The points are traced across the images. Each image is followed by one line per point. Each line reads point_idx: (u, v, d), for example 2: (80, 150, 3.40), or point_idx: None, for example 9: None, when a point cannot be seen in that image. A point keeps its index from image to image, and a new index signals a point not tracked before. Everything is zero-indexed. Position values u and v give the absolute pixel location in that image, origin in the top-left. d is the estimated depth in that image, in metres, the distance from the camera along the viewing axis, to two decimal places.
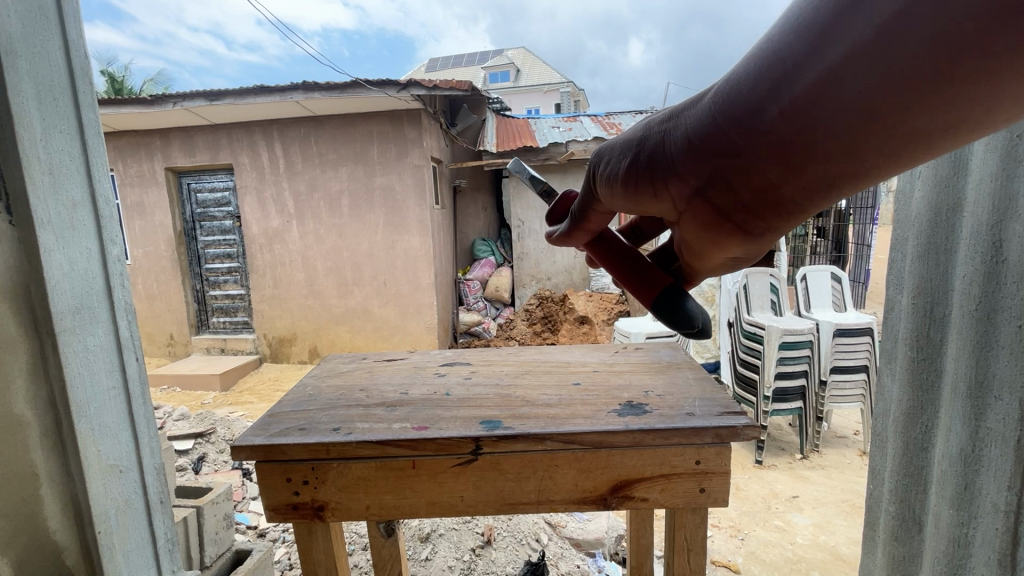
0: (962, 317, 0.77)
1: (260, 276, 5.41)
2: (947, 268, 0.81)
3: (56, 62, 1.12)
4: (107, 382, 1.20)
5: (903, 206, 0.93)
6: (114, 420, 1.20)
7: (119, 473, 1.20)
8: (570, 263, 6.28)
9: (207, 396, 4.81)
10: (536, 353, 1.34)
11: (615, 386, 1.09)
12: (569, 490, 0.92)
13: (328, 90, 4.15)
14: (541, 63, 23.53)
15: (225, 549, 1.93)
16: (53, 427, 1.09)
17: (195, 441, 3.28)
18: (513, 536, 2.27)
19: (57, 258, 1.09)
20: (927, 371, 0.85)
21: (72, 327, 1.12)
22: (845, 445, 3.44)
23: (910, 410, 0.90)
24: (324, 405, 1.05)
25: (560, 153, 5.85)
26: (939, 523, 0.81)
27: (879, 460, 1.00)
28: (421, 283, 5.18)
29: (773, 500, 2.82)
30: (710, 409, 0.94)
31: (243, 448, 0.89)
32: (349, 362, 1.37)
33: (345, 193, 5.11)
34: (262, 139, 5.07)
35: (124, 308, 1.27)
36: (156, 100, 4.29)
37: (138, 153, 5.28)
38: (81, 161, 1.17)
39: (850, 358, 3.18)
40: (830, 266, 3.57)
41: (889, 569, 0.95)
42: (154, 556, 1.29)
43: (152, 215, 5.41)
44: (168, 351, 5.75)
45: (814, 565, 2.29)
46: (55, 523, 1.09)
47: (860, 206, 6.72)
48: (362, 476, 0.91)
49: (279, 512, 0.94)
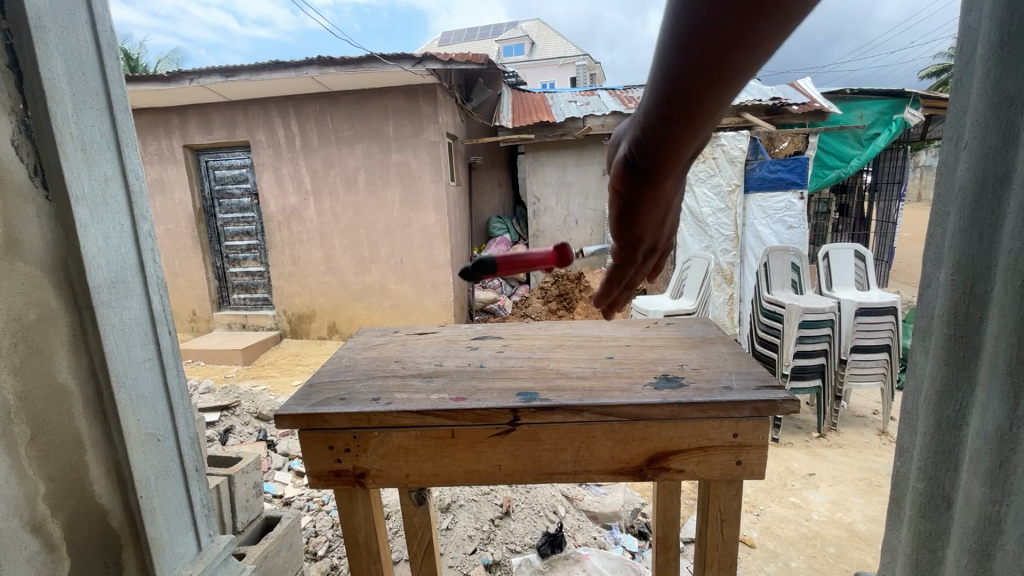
0: (1005, 290, 0.65)
1: (279, 253, 5.48)
2: (992, 236, 0.68)
3: (83, 36, 1.12)
4: (142, 353, 1.23)
5: (946, 173, 0.76)
6: (149, 391, 1.24)
7: (157, 441, 1.25)
8: (587, 241, 6.23)
9: (230, 371, 4.94)
10: (564, 328, 1.34)
11: (649, 360, 1.09)
12: (606, 460, 0.93)
13: (343, 65, 4.11)
14: (556, 35, 22.91)
15: (256, 516, 2.00)
16: (94, 397, 1.13)
17: (220, 413, 3.38)
18: (531, 508, 2.32)
19: (93, 233, 1.12)
20: (962, 346, 0.74)
21: (108, 301, 1.15)
22: (863, 424, 3.42)
23: (941, 386, 0.79)
24: (362, 375, 1.07)
25: (577, 128, 5.75)
26: (968, 499, 0.73)
27: (908, 435, 0.90)
28: (437, 261, 5.20)
29: (789, 476, 2.83)
30: (747, 383, 0.94)
31: (286, 417, 0.92)
32: (380, 335, 1.38)
33: (361, 169, 5.10)
34: (279, 116, 5.07)
35: (156, 283, 1.30)
36: (173, 76, 4.29)
37: (156, 130, 5.31)
38: (111, 136, 1.18)
39: (873, 338, 3.13)
40: (854, 244, 3.43)
41: (912, 549, 0.85)
42: (192, 519, 1.34)
43: (173, 192, 5.47)
44: (192, 326, 5.88)
45: (830, 541, 2.31)
46: (101, 487, 1.14)
47: (885, 182, 6.55)
48: (403, 444, 0.93)
49: (322, 478, 0.97)
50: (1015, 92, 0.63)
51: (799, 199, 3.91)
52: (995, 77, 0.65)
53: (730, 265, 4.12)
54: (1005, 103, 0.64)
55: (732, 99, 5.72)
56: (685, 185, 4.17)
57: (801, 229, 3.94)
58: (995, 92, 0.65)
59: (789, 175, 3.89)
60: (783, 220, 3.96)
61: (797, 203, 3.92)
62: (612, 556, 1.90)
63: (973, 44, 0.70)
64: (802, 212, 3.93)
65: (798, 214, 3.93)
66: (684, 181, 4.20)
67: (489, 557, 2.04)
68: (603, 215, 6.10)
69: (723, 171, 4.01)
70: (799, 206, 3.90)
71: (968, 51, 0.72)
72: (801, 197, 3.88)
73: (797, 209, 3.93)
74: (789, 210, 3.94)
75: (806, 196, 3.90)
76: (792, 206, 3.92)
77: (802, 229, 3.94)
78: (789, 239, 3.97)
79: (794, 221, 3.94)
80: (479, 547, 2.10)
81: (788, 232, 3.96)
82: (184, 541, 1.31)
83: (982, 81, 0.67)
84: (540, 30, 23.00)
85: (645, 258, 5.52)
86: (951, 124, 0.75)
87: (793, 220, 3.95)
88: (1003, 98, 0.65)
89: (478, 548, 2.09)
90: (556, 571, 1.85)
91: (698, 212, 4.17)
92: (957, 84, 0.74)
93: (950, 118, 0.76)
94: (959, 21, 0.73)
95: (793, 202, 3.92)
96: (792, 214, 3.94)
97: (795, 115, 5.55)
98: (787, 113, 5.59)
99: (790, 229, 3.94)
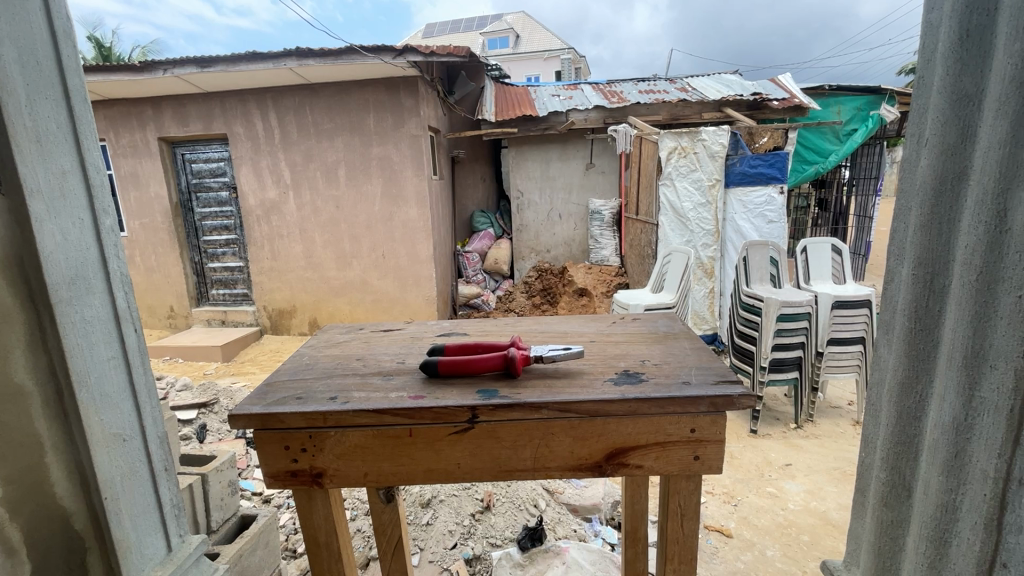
0: (959, 281, 0.62)
1: (259, 248, 5.39)
2: (951, 231, 0.66)
3: (35, 22, 1.02)
4: (105, 353, 1.12)
5: (907, 171, 0.74)
6: (115, 390, 1.13)
7: (123, 441, 1.14)
8: (570, 235, 6.25)
9: (209, 368, 4.85)
10: (532, 323, 1.35)
11: (612, 356, 1.11)
12: (565, 457, 0.94)
13: (322, 57, 4.04)
14: (542, 28, 22.80)
15: (231, 514, 1.98)
16: (54, 397, 1.03)
17: (197, 411, 3.31)
18: (512, 502, 2.31)
19: (49, 229, 1.01)
20: (925, 340, 0.70)
21: (68, 298, 1.04)
22: (838, 415, 3.50)
23: (902, 376, 0.74)
24: (322, 374, 1.07)
25: (560, 122, 5.75)
26: (923, 490, 0.69)
27: (871, 426, 0.86)
28: (420, 255, 5.16)
29: (766, 467, 2.88)
30: (706, 378, 0.96)
31: (241, 416, 0.91)
32: (346, 332, 1.37)
33: (342, 163, 5.04)
34: (256, 108, 4.97)
35: (120, 279, 1.18)
36: (146, 67, 4.17)
37: (129, 122, 5.17)
38: (69, 129, 1.08)
39: (847, 330, 3.19)
40: (830, 238, 3.50)
41: (875, 540, 0.81)
42: (162, 520, 1.23)
43: (147, 186, 5.34)
44: (169, 323, 5.77)
45: (804, 529, 2.35)
46: (62, 489, 1.04)
47: (862, 177, 6.68)
48: (360, 444, 0.92)
49: (278, 479, 0.95)
50: (974, 89, 0.62)
51: (778, 193, 3.98)
52: (953, 73, 0.63)
53: (710, 259, 4.17)
54: (963, 100, 0.62)
55: (713, 94, 5.76)
56: (667, 180, 4.20)
57: (780, 223, 4.02)
58: (953, 89, 0.63)
59: (769, 171, 3.94)
60: (764, 214, 4.02)
61: (777, 197, 3.99)
62: (592, 548, 1.92)
63: (936, 41, 0.69)
64: (781, 207, 4.00)
65: (778, 209, 4.00)
66: (666, 176, 4.22)
67: (469, 551, 2.05)
68: (586, 210, 6.12)
69: (703, 166, 4.03)
70: (779, 200, 3.97)
71: (932, 49, 0.70)
72: (780, 192, 3.95)
73: (777, 204, 3.99)
74: (769, 205, 4.00)
75: (785, 190, 3.97)
76: (772, 201, 3.98)
77: (781, 223, 4.02)
78: (769, 234, 4.04)
79: (774, 216, 4.00)
80: (459, 542, 2.10)
81: (768, 227, 4.03)
82: (154, 544, 1.20)
83: (942, 78, 0.65)
84: (526, 23, 22.88)
85: (627, 252, 5.55)
86: (915, 120, 0.73)
87: (773, 215, 4.01)
88: (962, 94, 0.63)
89: (458, 543, 2.09)
90: (535, 564, 1.87)
91: (679, 206, 4.20)
92: (920, 82, 0.72)
93: (914, 115, 0.73)
94: (923, 18, 0.72)
95: (774, 197, 3.98)
96: (772, 208, 4.00)
97: (775, 110, 5.63)
98: (767, 109, 5.66)
99: (770, 223, 4.00)
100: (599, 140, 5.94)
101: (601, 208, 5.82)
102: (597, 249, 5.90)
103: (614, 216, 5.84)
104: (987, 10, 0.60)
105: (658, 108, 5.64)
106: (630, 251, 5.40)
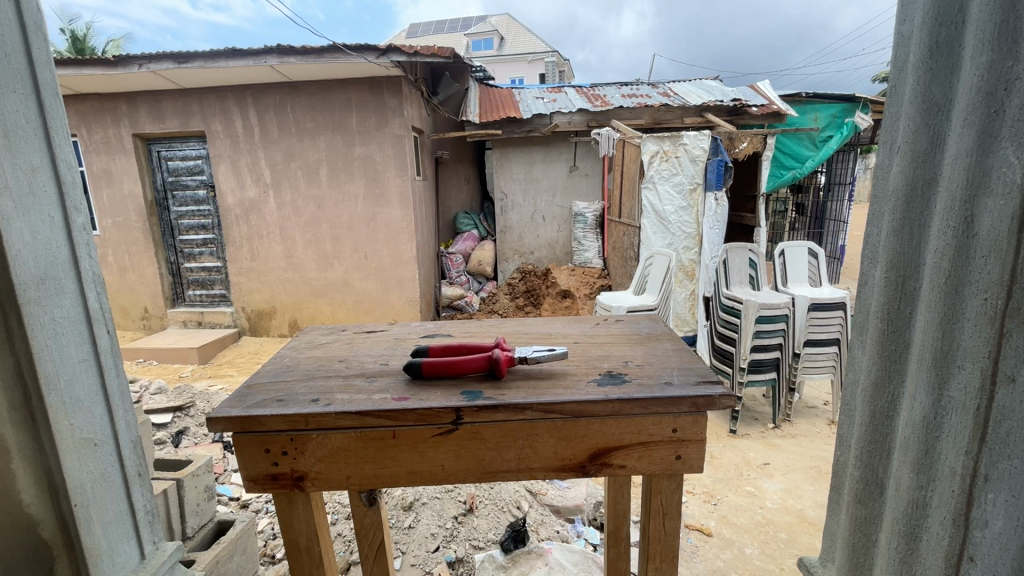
0: (929, 284, 0.64)
1: (237, 248, 5.30)
2: (922, 235, 0.68)
3: (5, 14, 0.97)
4: (76, 355, 1.07)
5: (879, 177, 0.76)
6: (86, 393, 1.09)
7: (94, 447, 1.09)
8: (554, 237, 6.27)
9: (185, 370, 4.75)
10: (516, 325, 1.35)
11: (595, 357, 1.12)
12: (549, 458, 0.94)
13: (304, 55, 3.99)
14: (527, 32, 22.83)
15: (208, 520, 1.93)
16: (21, 402, 0.98)
17: (173, 414, 3.21)
18: (495, 504, 2.30)
19: (17, 227, 0.96)
20: (895, 342, 0.72)
21: (37, 299, 0.99)
22: (815, 415, 3.57)
23: (877, 378, 0.76)
24: (303, 376, 1.05)
25: (544, 125, 5.78)
26: (897, 488, 0.71)
27: (845, 425, 0.87)
28: (403, 256, 5.11)
29: (745, 467, 2.93)
30: (688, 378, 0.98)
31: (219, 420, 0.89)
32: (327, 334, 1.35)
33: (324, 162, 4.97)
34: (235, 106, 4.88)
35: (92, 279, 1.14)
36: (120, 61, 4.06)
37: (102, 117, 5.03)
38: (39, 123, 1.03)
39: (824, 331, 3.27)
40: (807, 241, 3.57)
41: (850, 536, 0.83)
42: (135, 528, 1.19)
43: (121, 183, 5.20)
44: (143, 324, 5.62)
45: (782, 527, 2.40)
46: (29, 496, 1.00)
47: (837, 184, 6.86)
48: (342, 447, 0.92)
49: (258, 483, 0.93)
50: (943, 99, 0.64)
51: (718, 200, 4.08)
52: (924, 83, 0.65)
53: (691, 262, 4.24)
54: (933, 109, 0.64)
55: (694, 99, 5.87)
56: (649, 183, 4.24)
57: (719, 229, 4.16)
58: (923, 98, 0.65)
59: (714, 179, 4.01)
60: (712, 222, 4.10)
61: (713, 203, 4.07)
62: (575, 549, 1.94)
63: (908, 52, 0.71)
64: (721, 213, 4.12)
65: (715, 215, 4.10)
66: (649, 180, 4.26)
67: (452, 554, 2.03)
68: (569, 212, 6.15)
69: (686, 170, 4.07)
70: (717, 207, 4.06)
71: (903, 60, 0.72)
72: (717, 199, 4.05)
73: (717, 211, 4.09)
74: (712, 213, 4.08)
75: (721, 197, 4.07)
76: (713, 208, 4.07)
77: (720, 230, 4.18)
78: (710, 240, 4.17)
79: (713, 222, 4.11)
80: (443, 545, 2.09)
81: (711, 233, 4.14)
82: (126, 551, 1.16)
83: (914, 88, 0.67)
84: (512, 25, 22.93)
85: (611, 254, 5.57)
86: (888, 129, 0.74)
87: (715, 221, 4.13)
88: (932, 103, 0.65)
89: (440, 546, 2.08)
90: (518, 566, 1.86)
91: (660, 209, 4.25)
92: (892, 91, 0.74)
93: (887, 123, 0.75)
94: (895, 30, 0.74)
95: (714, 204, 4.07)
96: (713, 216, 4.09)
97: (754, 117, 5.75)
98: (746, 115, 5.79)
99: (711, 229, 4.13)
100: (582, 143, 5.99)
101: (585, 211, 5.86)
102: (580, 252, 5.94)
103: (597, 219, 5.87)
104: (956, 22, 0.62)
105: (640, 111, 5.71)
106: (613, 253, 5.45)
